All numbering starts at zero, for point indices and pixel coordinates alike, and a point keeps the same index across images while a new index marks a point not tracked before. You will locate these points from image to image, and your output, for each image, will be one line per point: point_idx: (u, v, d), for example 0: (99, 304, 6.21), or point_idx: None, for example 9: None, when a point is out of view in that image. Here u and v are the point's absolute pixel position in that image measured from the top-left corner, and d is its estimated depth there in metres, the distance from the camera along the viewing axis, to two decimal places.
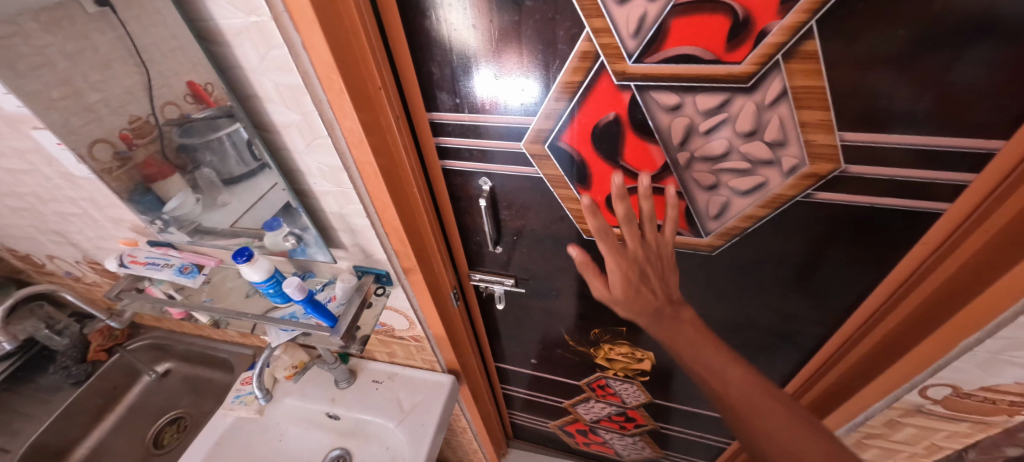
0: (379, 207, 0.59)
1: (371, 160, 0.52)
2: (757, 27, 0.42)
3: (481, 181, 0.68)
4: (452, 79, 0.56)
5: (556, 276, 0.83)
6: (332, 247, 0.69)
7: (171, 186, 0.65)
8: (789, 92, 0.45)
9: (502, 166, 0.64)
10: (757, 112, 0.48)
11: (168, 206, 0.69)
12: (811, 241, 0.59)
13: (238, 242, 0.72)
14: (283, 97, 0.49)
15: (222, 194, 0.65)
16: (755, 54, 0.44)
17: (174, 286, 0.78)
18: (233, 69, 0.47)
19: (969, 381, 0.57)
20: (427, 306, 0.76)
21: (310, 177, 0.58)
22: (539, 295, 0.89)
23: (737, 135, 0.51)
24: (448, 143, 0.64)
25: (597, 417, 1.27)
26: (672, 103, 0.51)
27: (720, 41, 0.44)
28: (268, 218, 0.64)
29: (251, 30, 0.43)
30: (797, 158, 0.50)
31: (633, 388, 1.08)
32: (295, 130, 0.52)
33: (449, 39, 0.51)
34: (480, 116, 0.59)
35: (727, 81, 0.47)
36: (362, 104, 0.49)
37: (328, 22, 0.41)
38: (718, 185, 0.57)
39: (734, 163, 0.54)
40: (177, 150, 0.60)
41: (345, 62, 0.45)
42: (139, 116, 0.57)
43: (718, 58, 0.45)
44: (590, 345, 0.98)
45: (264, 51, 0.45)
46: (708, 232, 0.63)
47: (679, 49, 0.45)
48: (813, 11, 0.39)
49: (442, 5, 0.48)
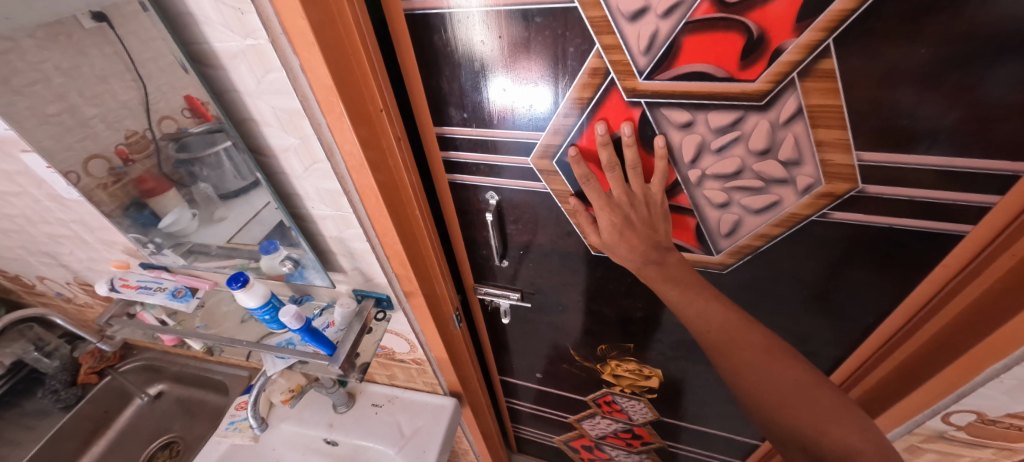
0: (380, 231, 0.57)
1: (372, 183, 0.50)
2: (773, 44, 0.40)
3: (488, 195, 0.66)
4: (459, 95, 0.54)
5: (562, 291, 0.80)
6: (330, 271, 0.67)
7: (165, 202, 0.62)
8: (804, 110, 0.44)
9: (510, 181, 0.63)
10: (770, 130, 0.47)
11: (165, 222, 0.65)
12: (827, 261, 0.57)
13: (234, 263, 0.70)
14: (280, 120, 0.47)
15: (219, 210, 0.62)
16: (770, 72, 0.42)
17: (167, 310, 0.76)
18: (229, 93, 0.46)
19: (994, 408, 0.55)
20: (429, 330, 0.74)
21: (308, 201, 0.56)
22: (545, 311, 0.87)
23: (751, 152, 0.50)
24: (459, 158, 0.62)
25: (603, 434, 1.23)
26: (683, 121, 0.49)
27: (734, 60, 0.42)
28: (265, 240, 0.61)
29: (247, 53, 0.41)
30: (813, 176, 0.49)
31: (641, 405, 1.05)
32: (292, 154, 0.50)
33: (469, 52, 0.49)
34: (489, 130, 0.57)
35: (740, 99, 0.45)
36: (362, 128, 0.47)
37: (328, 44, 0.40)
38: (730, 203, 0.56)
39: (746, 181, 0.52)
40: (175, 165, 0.58)
41: (344, 85, 0.43)
42: (135, 131, 0.54)
43: (731, 76, 0.44)
44: (597, 361, 0.96)
45: (260, 75, 0.43)
46: (720, 250, 0.62)
47: (691, 66, 0.44)
48: (830, 29, 0.38)
49: (464, 18, 0.46)
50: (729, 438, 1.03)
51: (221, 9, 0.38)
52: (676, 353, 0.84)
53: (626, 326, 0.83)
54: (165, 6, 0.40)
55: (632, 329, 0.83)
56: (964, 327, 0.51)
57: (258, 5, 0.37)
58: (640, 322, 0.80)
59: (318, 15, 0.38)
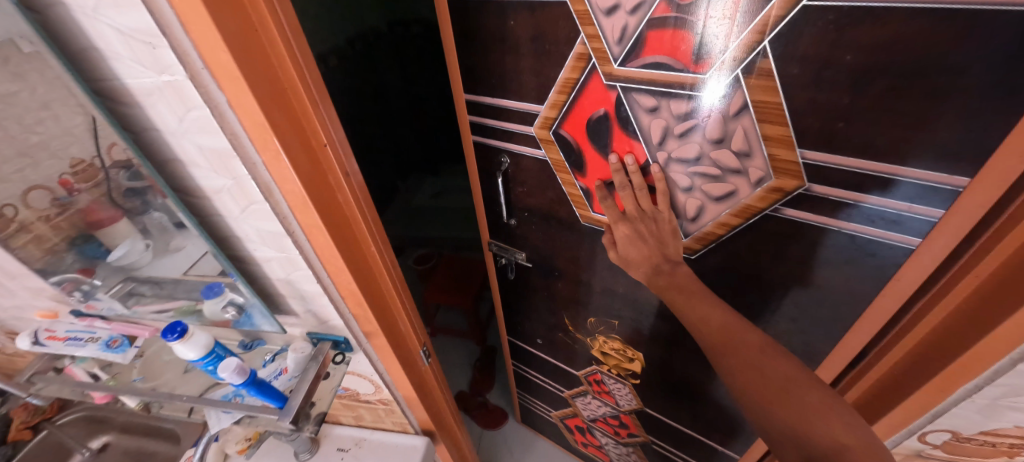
0: (332, 271, 0.52)
1: (319, 223, 0.46)
2: (718, 42, 0.45)
3: (503, 159, 0.73)
4: (486, 69, 0.63)
5: (559, 256, 0.84)
6: (280, 315, 0.62)
7: (118, 232, 0.52)
8: (750, 105, 0.47)
9: (517, 146, 0.69)
10: (722, 121, 0.50)
11: (116, 256, 0.55)
12: (789, 258, 0.57)
13: (178, 306, 0.63)
14: (208, 159, 0.42)
15: (175, 239, 0.52)
16: (718, 67, 0.46)
17: (99, 363, 0.69)
18: (148, 131, 0.41)
19: (967, 427, 0.53)
20: (394, 370, 0.69)
21: (248, 243, 0.52)
22: (540, 272, 0.91)
23: (707, 141, 0.53)
24: (493, 124, 0.69)
25: (592, 417, 1.20)
26: (650, 106, 0.54)
27: (688, 54, 0.47)
28: (207, 284, 0.56)
29: (164, 89, 0.37)
30: (762, 170, 0.51)
31: (626, 390, 1.03)
32: (226, 195, 0.46)
33: (644, 49, 0.49)
34: (499, 98, 0.65)
35: (695, 89, 0.49)
36: (303, 162, 0.43)
37: (256, 76, 0.36)
38: (693, 188, 0.59)
39: (706, 168, 0.56)
40: (128, 193, 0.47)
41: (278, 114, 0.39)
42: (81, 160, 0.44)
43: (686, 68, 0.48)
44: (585, 335, 0.96)
45: (181, 112, 0.39)
46: (688, 234, 0.64)
47: (651, 57, 0.50)
48: (765, 32, 0.42)
49: (650, 16, 0.47)
50: (712, 451, 0.99)
51: (131, 44, 0.35)
52: (658, 338, 0.83)
53: (611, 302, 0.84)
54: (66, 44, 0.36)
55: (616, 306, 0.84)
56: (934, 351, 0.50)
57: (168, 37, 0.33)
58: (623, 296, 0.80)
59: (245, 48, 0.35)
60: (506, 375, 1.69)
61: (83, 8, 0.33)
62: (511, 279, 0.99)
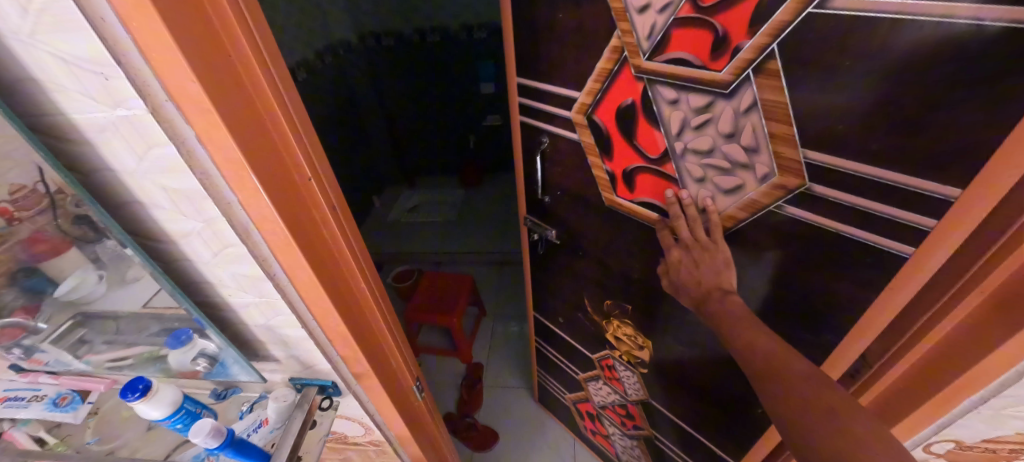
0: (318, 313, 0.48)
1: (303, 264, 0.42)
2: (732, 43, 0.45)
3: (542, 139, 0.75)
4: (533, 54, 0.65)
5: (585, 235, 0.84)
6: (259, 362, 0.57)
7: (62, 265, 0.42)
8: (759, 103, 0.46)
9: (555, 127, 0.71)
10: (733, 116, 0.50)
11: (60, 290, 0.45)
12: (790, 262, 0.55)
13: (138, 353, 0.55)
14: (175, 202, 0.37)
15: (132, 269, 0.43)
16: (732, 65, 0.46)
17: (45, 425, 0.60)
18: (100, 172, 0.36)
19: (969, 435, 0.54)
20: (385, 409, 0.63)
21: (222, 289, 0.46)
22: (567, 251, 0.92)
23: (720, 135, 0.52)
24: (535, 104, 0.71)
25: (603, 403, 1.16)
26: (671, 97, 0.54)
27: (706, 53, 0.48)
28: (177, 329, 0.50)
29: (119, 125, 0.32)
30: (768, 166, 0.50)
31: (634, 379, 1.00)
32: (196, 239, 0.41)
33: (666, 47, 0.50)
34: (542, 81, 0.67)
35: (709, 85, 0.50)
36: (283, 196, 0.38)
37: (230, 106, 0.32)
38: (705, 179, 0.58)
39: (717, 160, 0.55)
40: (77, 221, 0.38)
41: (256, 144, 0.35)
42: (19, 184, 0.35)
43: (704, 65, 0.49)
44: (601, 317, 0.95)
45: (140, 150, 0.34)
46: None
47: (676, 53, 0.50)
48: (774, 35, 0.41)
49: (672, 15, 0.48)
50: None
51: (77, 74, 0.30)
52: (666, 326, 0.81)
53: (624, 286, 0.84)
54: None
55: (630, 292, 0.83)
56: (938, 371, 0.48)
57: (123, 65, 0.29)
58: (637, 283, 0.80)
59: (217, 76, 0.31)
60: (522, 363, 1.66)
61: (9, 31, 0.28)
62: (541, 254, 1.00)
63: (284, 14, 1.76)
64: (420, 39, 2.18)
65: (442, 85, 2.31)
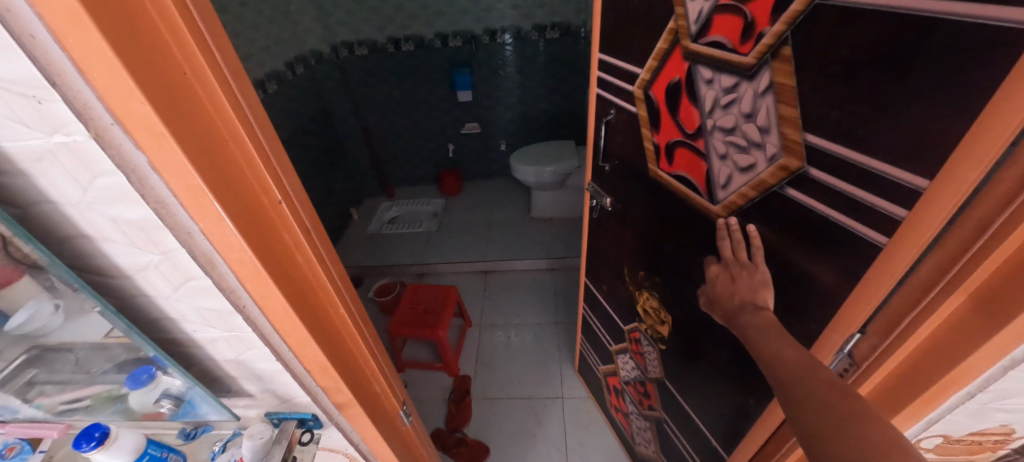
0: (294, 344, 0.44)
1: (274, 292, 0.39)
2: (757, 29, 0.47)
3: (610, 111, 0.85)
4: (612, 33, 0.75)
5: (631, 205, 0.90)
6: (231, 399, 0.53)
7: (11, 294, 0.37)
8: (773, 85, 0.48)
9: (620, 101, 0.80)
10: (753, 97, 0.51)
11: (13, 322, 0.39)
12: (788, 250, 0.55)
13: (96, 392, 0.50)
14: (126, 234, 0.34)
15: (86, 302, 0.38)
16: (757, 50, 0.48)
17: None
18: (37, 205, 0.32)
19: (958, 429, 0.54)
20: (371, 438, 0.59)
21: (185, 324, 0.43)
22: (617, 219, 0.98)
23: (741, 115, 0.54)
24: (609, 80, 0.80)
25: (627, 378, 1.17)
26: (707, 77, 0.57)
27: (737, 37, 0.50)
28: (137, 367, 0.46)
29: (59, 153, 0.29)
30: (775, 146, 0.50)
31: (655, 356, 0.99)
32: (154, 273, 0.38)
33: (707, 30, 0.54)
34: (616, 58, 0.76)
35: (735, 67, 0.52)
36: (249, 221, 0.35)
37: (187, 128, 0.29)
38: (727, 157, 0.59)
39: (737, 139, 0.56)
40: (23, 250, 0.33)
41: (217, 167, 0.32)
42: None
43: (734, 49, 0.51)
44: (634, 286, 0.98)
45: (85, 180, 0.31)
46: (718, 201, 0.64)
47: (714, 36, 0.53)
48: (790, 24, 0.43)
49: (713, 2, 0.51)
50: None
51: (7, 98, 0.27)
52: (683, 302, 0.81)
53: (656, 259, 0.87)
54: None
55: (659, 263, 0.86)
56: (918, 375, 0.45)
57: (58, 87, 0.26)
58: (665, 255, 0.83)
59: (170, 96, 0.28)
60: (542, 352, 1.69)
61: None
62: (596, 220, 1.08)
63: (251, 25, 1.70)
64: (394, 47, 2.15)
65: (421, 93, 2.29)
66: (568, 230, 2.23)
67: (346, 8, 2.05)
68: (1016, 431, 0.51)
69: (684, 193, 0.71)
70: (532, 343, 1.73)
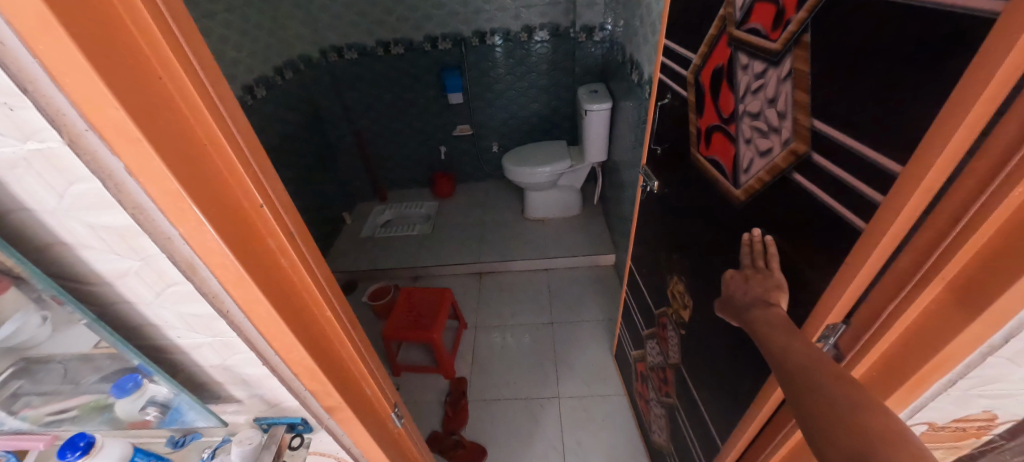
0: (279, 347, 0.44)
1: (257, 296, 0.38)
2: (787, 16, 0.49)
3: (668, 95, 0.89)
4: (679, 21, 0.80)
5: (672, 189, 0.92)
6: (216, 405, 0.53)
7: None
8: (792, 72, 0.50)
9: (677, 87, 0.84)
10: (777, 82, 0.53)
11: None
12: (788, 236, 0.56)
13: (83, 402, 0.49)
14: (105, 241, 0.34)
15: (70, 312, 0.38)
16: (783, 36, 0.50)
17: None
18: (15, 212, 0.32)
19: (943, 417, 0.54)
20: (362, 441, 0.59)
21: (168, 330, 0.43)
22: (660, 204, 1.00)
23: (766, 99, 0.56)
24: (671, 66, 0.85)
25: (653, 364, 1.18)
26: (743, 64, 0.60)
27: (770, 24, 0.52)
28: (122, 375, 0.46)
29: (33, 160, 0.29)
30: (788, 129, 0.52)
31: (677, 342, 1.00)
32: (135, 280, 0.37)
33: (748, 17, 0.57)
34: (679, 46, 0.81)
35: (765, 53, 0.54)
36: (230, 224, 0.35)
37: (163, 133, 0.29)
38: (751, 141, 0.60)
39: (761, 123, 0.57)
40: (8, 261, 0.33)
41: (196, 171, 0.32)
42: None
43: (767, 36, 0.53)
44: (667, 269, 0.99)
45: (60, 187, 0.31)
46: (739, 186, 0.65)
47: (752, 24, 0.56)
48: (810, 12, 0.45)
49: None
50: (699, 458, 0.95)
51: None
52: (702, 288, 0.82)
53: (684, 243, 0.88)
54: None
55: (686, 246, 0.88)
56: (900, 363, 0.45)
57: (30, 94, 0.26)
58: (692, 239, 0.85)
59: (145, 102, 0.28)
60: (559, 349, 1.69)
61: None
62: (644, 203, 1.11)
63: (239, 30, 1.69)
64: (384, 51, 2.15)
65: (413, 96, 2.29)
66: (565, 229, 2.24)
67: (335, 13, 2.05)
68: (998, 416, 0.52)
69: (714, 177, 0.73)
70: (529, 343, 1.73)
